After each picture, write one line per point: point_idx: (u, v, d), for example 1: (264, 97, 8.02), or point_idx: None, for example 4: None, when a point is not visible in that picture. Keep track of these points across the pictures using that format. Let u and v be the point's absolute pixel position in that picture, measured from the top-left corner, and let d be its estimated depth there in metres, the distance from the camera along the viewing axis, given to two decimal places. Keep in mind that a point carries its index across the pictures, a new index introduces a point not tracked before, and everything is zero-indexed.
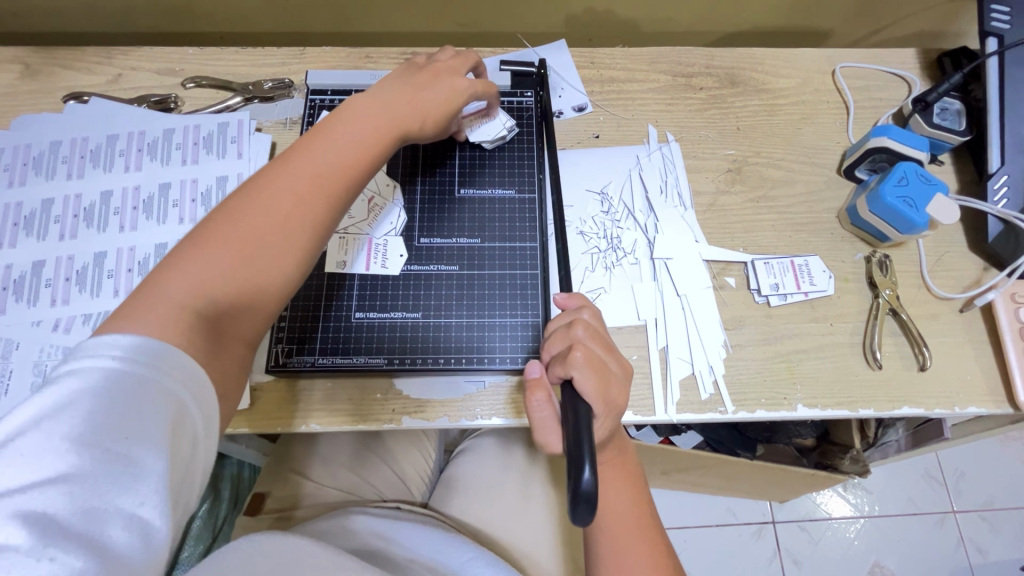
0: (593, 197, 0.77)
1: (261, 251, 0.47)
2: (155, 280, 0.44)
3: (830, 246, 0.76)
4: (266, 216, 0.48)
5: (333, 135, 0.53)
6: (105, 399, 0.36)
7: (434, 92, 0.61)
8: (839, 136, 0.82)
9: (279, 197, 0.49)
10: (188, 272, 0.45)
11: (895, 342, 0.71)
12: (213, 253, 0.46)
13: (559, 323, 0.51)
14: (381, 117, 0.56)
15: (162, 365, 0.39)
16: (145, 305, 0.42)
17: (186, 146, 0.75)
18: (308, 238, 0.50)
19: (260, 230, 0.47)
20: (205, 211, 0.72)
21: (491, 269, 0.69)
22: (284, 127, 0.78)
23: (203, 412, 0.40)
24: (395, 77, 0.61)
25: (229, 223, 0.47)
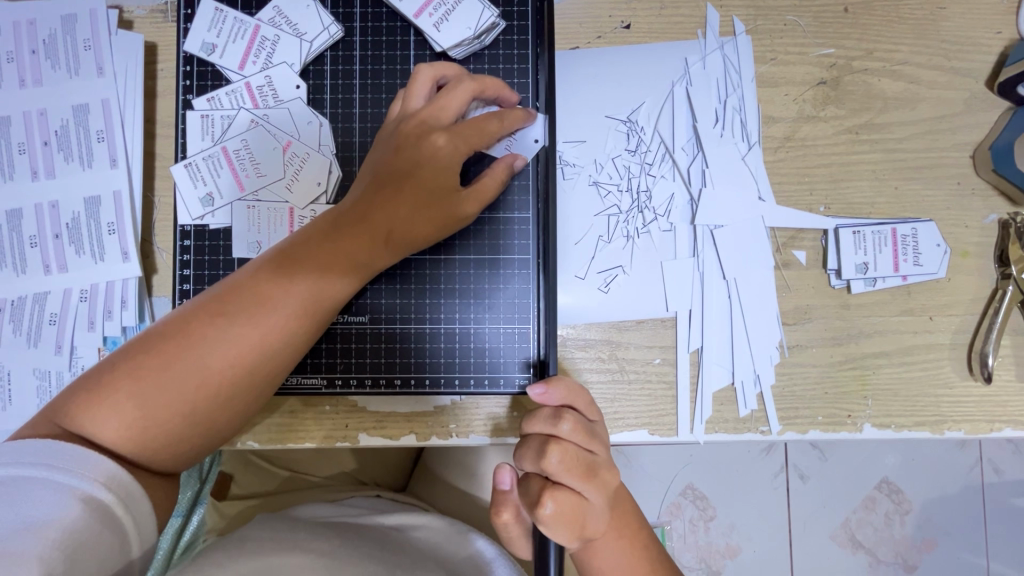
0: (616, 128, 0.54)
1: (190, 372, 0.40)
2: (129, 370, 0.40)
3: (950, 204, 0.53)
4: (204, 349, 0.41)
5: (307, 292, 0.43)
6: (10, 488, 0.34)
7: (429, 192, 0.44)
8: (1003, 20, 0.53)
9: (215, 356, 0.41)
10: (161, 374, 0.40)
11: (1014, 344, 0.53)
12: (137, 392, 0.39)
13: (530, 442, 0.36)
14: (365, 224, 0.44)
15: (70, 465, 0.36)
16: (121, 396, 0.39)
17: (20, 56, 0.52)
18: (253, 354, 0.42)
19: (192, 379, 0.40)
20: (66, 160, 0.51)
21: (463, 255, 0.51)
22: (161, 20, 0.53)
23: (124, 497, 0.37)
24: (389, 154, 0.45)
25: (164, 354, 0.40)
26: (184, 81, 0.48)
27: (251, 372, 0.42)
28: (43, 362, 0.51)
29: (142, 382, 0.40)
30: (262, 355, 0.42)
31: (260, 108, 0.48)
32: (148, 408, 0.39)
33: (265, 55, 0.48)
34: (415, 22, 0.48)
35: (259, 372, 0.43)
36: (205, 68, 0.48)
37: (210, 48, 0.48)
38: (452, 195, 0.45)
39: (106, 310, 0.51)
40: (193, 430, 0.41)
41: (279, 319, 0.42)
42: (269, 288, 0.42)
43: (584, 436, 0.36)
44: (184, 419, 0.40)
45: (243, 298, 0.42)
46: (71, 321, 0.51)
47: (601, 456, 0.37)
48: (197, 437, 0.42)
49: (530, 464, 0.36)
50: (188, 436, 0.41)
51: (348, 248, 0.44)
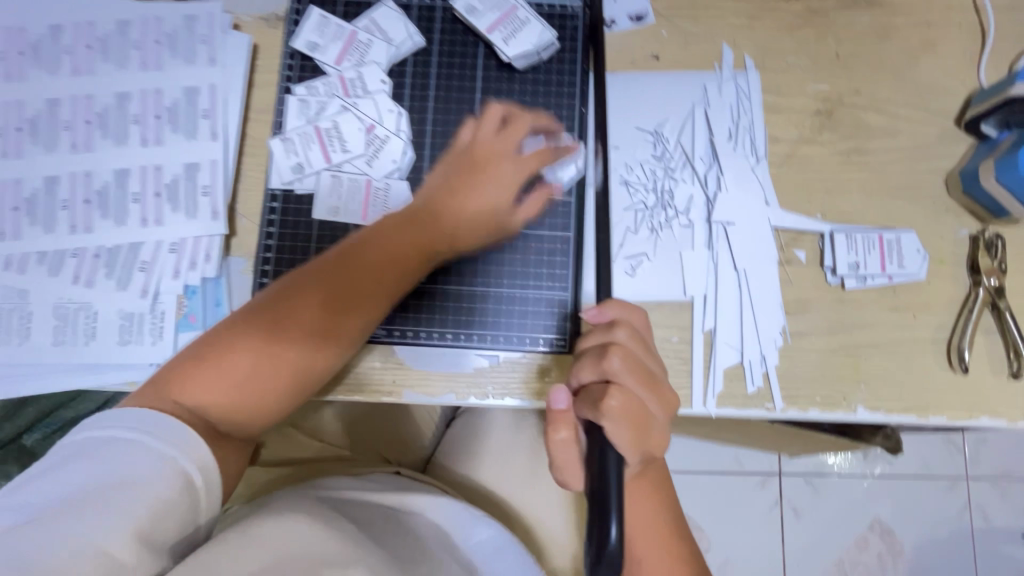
0: (644, 138, 0.63)
1: (271, 357, 0.47)
2: (216, 351, 0.47)
3: (928, 218, 0.62)
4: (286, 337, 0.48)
5: (371, 288, 0.50)
6: (117, 447, 0.40)
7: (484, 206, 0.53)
8: (967, 73, 0.64)
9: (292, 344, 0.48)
10: (243, 352, 0.47)
11: (987, 342, 0.60)
12: (225, 370, 0.47)
13: (591, 347, 0.38)
14: (425, 233, 0.52)
15: (162, 436, 0.42)
16: (211, 368, 0.46)
17: (145, 45, 0.61)
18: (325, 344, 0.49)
19: (270, 363, 0.47)
20: (173, 131, 0.59)
21: (512, 230, 0.58)
22: (266, 25, 0.62)
23: (203, 469, 0.43)
24: (454, 174, 0.53)
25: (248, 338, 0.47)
26: (288, 72, 0.57)
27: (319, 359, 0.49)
28: (128, 305, 0.57)
29: (228, 357, 0.47)
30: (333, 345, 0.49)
31: (349, 96, 0.56)
32: (231, 381, 0.47)
33: (359, 55, 0.57)
34: (488, 36, 0.57)
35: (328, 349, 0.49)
36: (307, 62, 0.58)
37: (313, 47, 0.57)
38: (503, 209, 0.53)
39: (190, 262, 0.57)
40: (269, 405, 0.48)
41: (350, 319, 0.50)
42: (339, 282, 0.49)
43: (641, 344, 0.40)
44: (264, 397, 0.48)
45: (317, 286, 0.49)
46: (158, 269, 0.57)
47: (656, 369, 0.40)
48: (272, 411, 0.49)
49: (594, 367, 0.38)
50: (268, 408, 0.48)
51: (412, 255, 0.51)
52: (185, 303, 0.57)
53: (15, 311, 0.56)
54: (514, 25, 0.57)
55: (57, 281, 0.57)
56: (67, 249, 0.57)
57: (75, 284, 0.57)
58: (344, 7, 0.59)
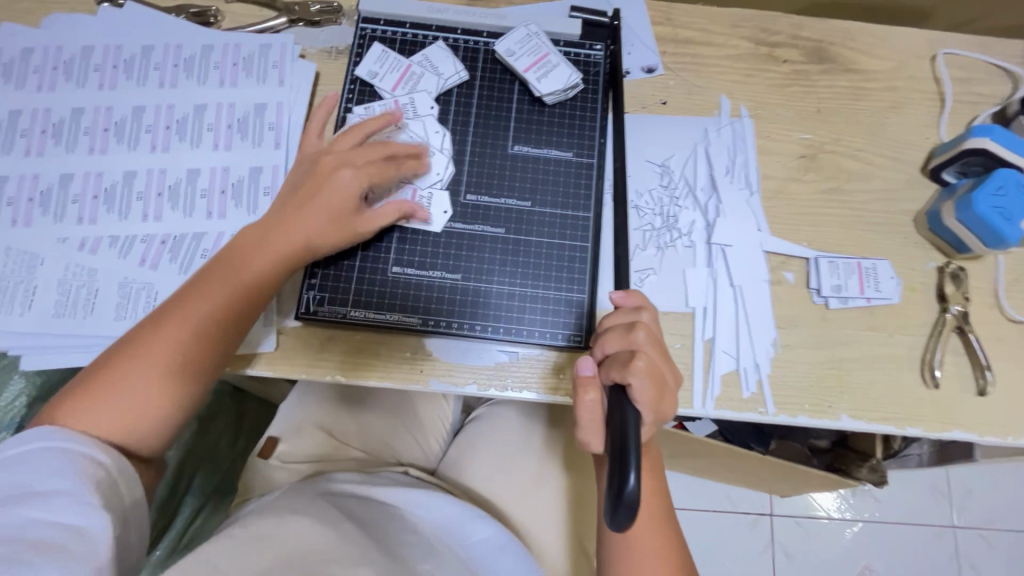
0: (653, 170, 0.72)
1: (142, 352, 0.53)
2: (96, 371, 0.53)
3: (900, 251, 0.70)
4: (163, 344, 0.54)
5: (224, 299, 0.56)
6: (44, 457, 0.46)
7: (324, 220, 0.59)
8: (930, 131, 0.75)
9: (161, 346, 0.54)
10: (112, 386, 0.52)
11: (956, 362, 0.67)
12: (110, 396, 0.52)
13: (619, 322, 0.45)
14: (271, 248, 0.58)
15: (70, 444, 0.48)
16: (93, 399, 0.52)
17: (224, 66, 0.70)
18: (190, 333, 0.54)
19: (139, 368, 0.53)
20: (241, 139, 0.67)
21: (538, 237, 0.65)
22: (329, 57, 0.72)
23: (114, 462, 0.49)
24: (291, 196, 0.60)
25: (125, 359, 0.53)
26: (349, 95, 0.66)
27: (229, 319, 0.56)
28: None
29: (98, 399, 0.52)
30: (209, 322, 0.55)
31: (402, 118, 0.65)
32: (118, 410, 0.52)
33: (412, 85, 0.66)
34: (523, 75, 0.67)
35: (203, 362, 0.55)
36: (366, 88, 0.67)
37: (373, 75, 0.66)
38: (349, 220, 0.59)
39: None
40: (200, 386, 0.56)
41: (202, 312, 0.55)
42: (188, 310, 0.55)
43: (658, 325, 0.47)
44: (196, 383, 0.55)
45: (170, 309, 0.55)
46: None
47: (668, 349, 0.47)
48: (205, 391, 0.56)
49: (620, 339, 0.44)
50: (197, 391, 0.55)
51: (251, 277, 0.57)
52: None
53: (84, 287, 0.62)
54: (547, 67, 0.67)
55: (125, 262, 0.63)
56: (137, 235, 0.64)
57: (141, 266, 0.63)
58: (401, 44, 0.69)
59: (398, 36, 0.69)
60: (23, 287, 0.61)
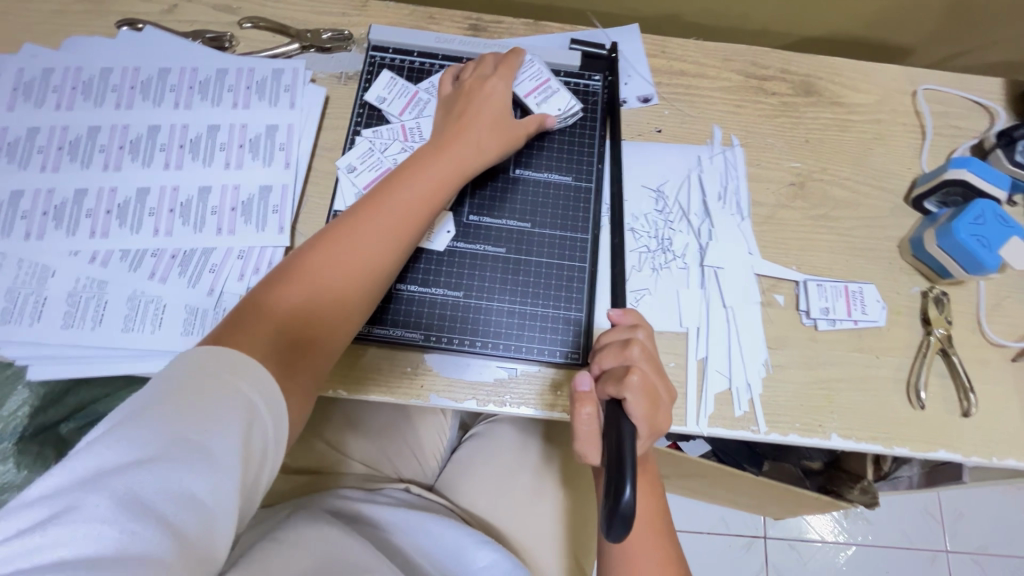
0: (648, 194, 0.75)
1: (335, 283, 0.54)
2: (304, 276, 0.54)
3: (885, 275, 0.73)
4: (342, 257, 0.55)
5: (337, 240, 0.56)
6: (214, 408, 0.42)
7: (487, 126, 0.64)
8: (912, 161, 0.79)
9: (348, 257, 0.55)
10: (301, 294, 0.53)
11: (941, 384, 0.69)
12: (294, 295, 0.53)
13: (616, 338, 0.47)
14: (438, 174, 0.60)
15: (222, 373, 0.44)
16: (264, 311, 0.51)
17: (238, 89, 0.73)
18: (384, 259, 0.57)
19: (342, 261, 0.55)
20: (252, 159, 0.70)
21: (538, 256, 0.67)
22: (339, 81, 0.75)
23: (270, 406, 0.45)
24: (453, 114, 0.65)
25: (303, 274, 0.54)
26: (358, 119, 0.69)
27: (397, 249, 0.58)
28: (194, 300, 0.64)
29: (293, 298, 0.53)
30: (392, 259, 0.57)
31: (409, 142, 0.68)
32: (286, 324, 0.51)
33: (419, 110, 0.69)
34: (525, 100, 0.70)
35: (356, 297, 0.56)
36: (374, 112, 0.70)
37: (381, 100, 0.69)
38: (507, 125, 0.65)
39: (255, 268, 0.66)
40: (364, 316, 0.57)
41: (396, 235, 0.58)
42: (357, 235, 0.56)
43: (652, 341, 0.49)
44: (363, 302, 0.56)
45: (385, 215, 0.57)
46: (226, 272, 0.65)
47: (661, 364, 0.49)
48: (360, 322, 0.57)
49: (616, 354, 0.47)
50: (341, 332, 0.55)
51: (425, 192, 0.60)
52: None
53: (93, 298, 0.63)
54: (546, 92, 0.70)
55: (135, 276, 0.64)
56: (148, 249, 0.65)
57: (150, 279, 0.64)
58: (408, 72, 0.72)
59: (405, 64, 0.72)
60: (33, 299, 0.63)
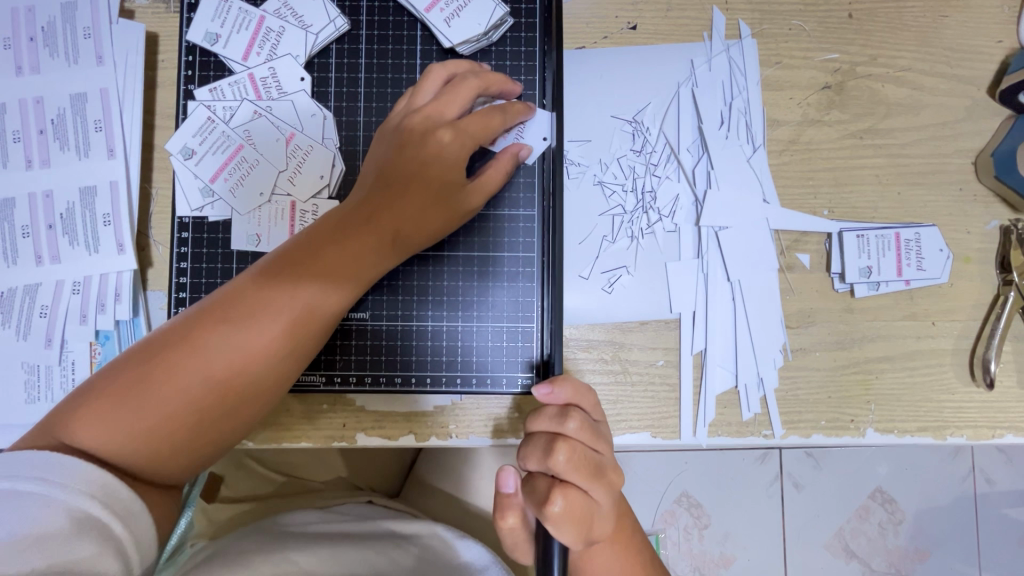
0: (621, 128, 0.54)
1: (187, 386, 0.39)
2: (143, 371, 0.39)
3: (953, 210, 0.53)
4: (199, 357, 0.40)
5: (209, 326, 0.40)
6: (29, 509, 0.33)
7: (421, 195, 0.44)
8: (1004, 30, 0.54)
9: (204, 354, 0.40)
10: (170, 381, 0.39)
11: (1016, 350, 0.53)
12: (130, 398, 0.38)
13: (538, 443, 0.35)
14: (353, 236, 0.43)
15: (50, 478, 0.34)
16: (116, 408, 0.38)
17: (18, 43, 0.51)
18: (263, 358, 0.41)
19: (201, 359, 0.40)
20: (62, 148, 0.50)
21: (466, 250, 0.50)
22: (162, 11, 0.52)
23: (110, 504, 0.36)
24: (391, 146, 0.45)
25: (149, 370, 0.39)
26: (186, 72, 0.48)
27: (288, 343, 0.42)
28: (32, 356, 0.49)
29: (155, 385, 0.39)
30: (275, 357, 0.42)
31: (264, 100, 0.47)
32: (150, 426, 0.38)
33: (270, 47, 0.47)
34: (426, 16, 0.47)
35: (254, 368, 0.41)
36: (208, 58, 0.47)
37: (213, 39, 0.47)
38: (451, 193, 0.45)
39: (99, 303, 0.50)
40: (232, 435, 0.42)
41: (278, 323, 0.41)
42: (261, 292, 0.41)
43: (590, 435, 0.36)
44: (233, 415, 0.41)
45: (273, 373, 0.42)
46: (62, 314, 0.50)
47: (607, 457, 0.37)
48: (224, 440, 0.42)
49: (538, 463, 0.35)
50: (203, 448, 0.41)
51: (330, 259, 0.43)
52: (99, 351, 0.50)
53: None
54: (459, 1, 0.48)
55: None
56: None
57: None
58: None
59: None
60: None
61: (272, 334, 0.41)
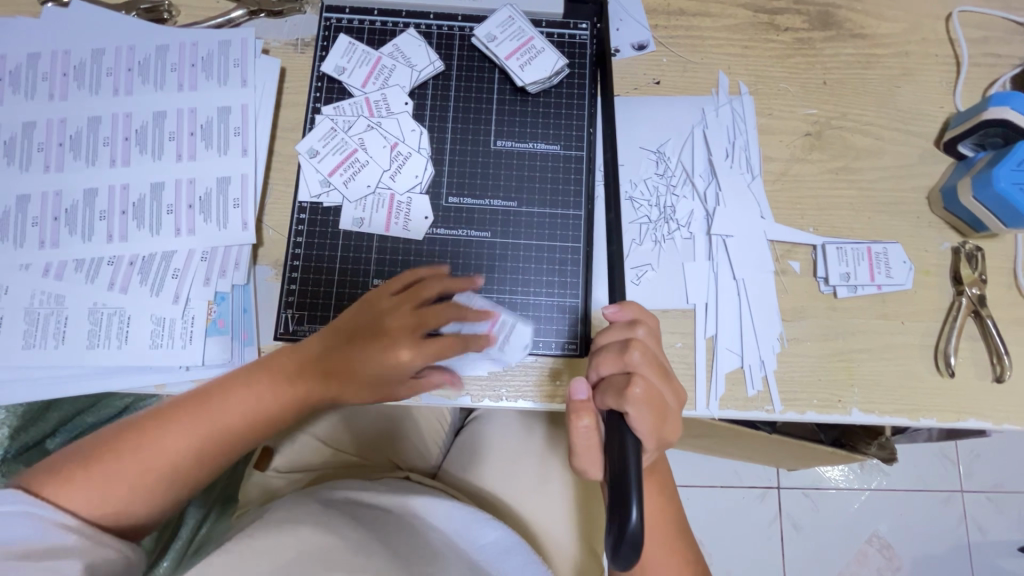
0: (647, 156, 0.67)
1: (173, 470, 0.51)
2: (139, 457, 0.51)
3: (913, 232, 0.66)
4: (184, 453, 0.52)
5: (193, 428, 0.52)
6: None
7: (372, 381, 0.51)
8: (944, 99, 0.70)
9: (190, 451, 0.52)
10: (158, 464, 0.51)
11: (972, 348, 0.64)
12: (121, 474, 0.50)
13: (615, 342, 0.44)
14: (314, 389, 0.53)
15: None
16: (107, 482, 0.50)
17: (181, 68, 0.65)
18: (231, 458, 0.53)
19: (186, 456, 0.52)
20: (206, 148, 0.63)
21: (526, 240, 0.61)
22: (294, 50, 0.67)
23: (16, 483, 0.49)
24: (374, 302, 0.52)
25: (150, 453, 0.51)
26: (317, 93, 0.62)
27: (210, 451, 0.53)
28: (160, 309, 0.59)
29: (127, 467, 0.50)
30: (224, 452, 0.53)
31: (375, 117, 0.61)
32: (124, 491, 0.50)
33: (383, 79, 0.62)
34: (505, 62, 0.62)
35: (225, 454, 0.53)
36: (334, 85, 0.62)
37: (340, 71, 0.62)
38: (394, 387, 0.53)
39: (221, 270, 0.60)
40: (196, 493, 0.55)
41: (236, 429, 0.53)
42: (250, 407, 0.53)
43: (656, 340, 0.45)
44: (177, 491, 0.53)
45: (211, 466, 0.53)
46: (190, 277, 0.60)
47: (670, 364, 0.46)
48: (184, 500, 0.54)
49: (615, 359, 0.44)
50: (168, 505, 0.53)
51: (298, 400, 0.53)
52: (215, 309, 0.60)
53: (52, 315, 0.59)
54: (531, 53, 0.62)
55: (92, 287, 0.59)
56: (103, 257, 0.60)
57: (110, 290, 0.59)
58: (369, 35, 0.64)
59: (365, 25, 0.64)
60: None
61: (205, 440, 0.52)
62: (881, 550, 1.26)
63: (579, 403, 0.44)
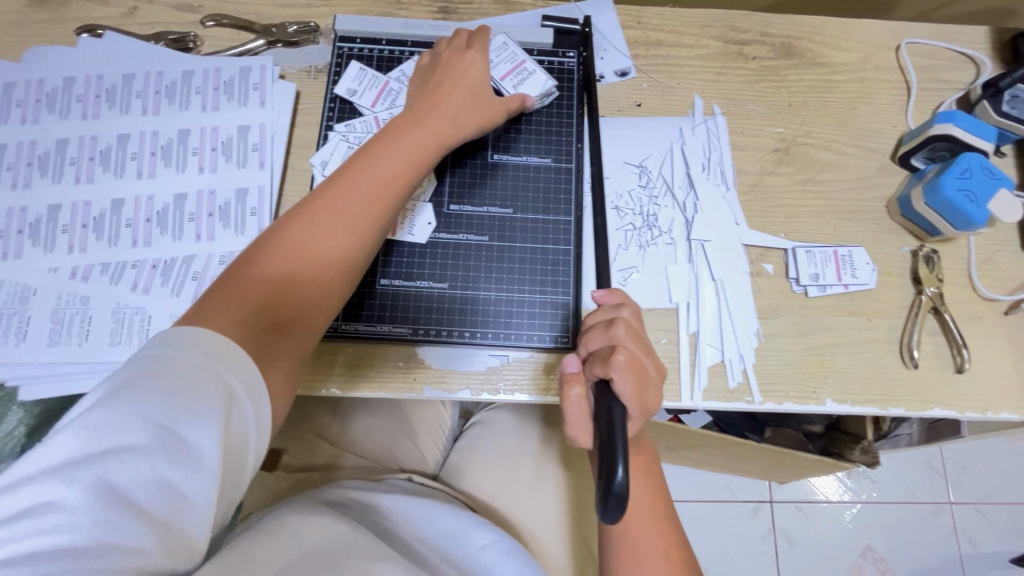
0: (630, 170, 0.74)
1: (308, 246, 0.52)
2: (274, 244, 0.52)
3: (875, 237, 0.72)
4: (298, 250, 0.52)
5: (301, 241, 0.53)
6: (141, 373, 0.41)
7: (466, 100, 0.62)
8: (897, 119, 0.77)
9: (318, 228, 0.53)
10: (288, 259, 0.52)
11: (934, 342, 0.69)
12: (266, 255, 0.52)
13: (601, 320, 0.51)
14: (415, 144, 0.58)
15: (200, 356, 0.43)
16: (242, 280, 0.50)
17: (205, 90, 0.71)
18: (355, 226, 0.54)
19: (316, 234, 0.53)
20: (226, 162, 0.69)
21: (522, 244, 0.66)
22: (308, 76, 0.73)
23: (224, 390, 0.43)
24: (431, 85, 0.63)
25: (291, 228, 0.53)
26: (330, 113, 0.69)
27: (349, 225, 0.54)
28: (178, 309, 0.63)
29: (240, 289, 0.49)
30: (340, 225, 0.54)
31: None
32: (240, 288, 0.49)
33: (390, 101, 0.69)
34: (501, 83, 0.69)
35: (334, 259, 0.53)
36: (346, 106, 0.69)
37: (352, 93, 0.69)
38: (483, 98, 0.63)
39: None
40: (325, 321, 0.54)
41: (346, 234, 0.54)
42: (341, 204, 0.54)
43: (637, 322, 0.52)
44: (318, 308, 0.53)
45: (337, 254, 0.54)
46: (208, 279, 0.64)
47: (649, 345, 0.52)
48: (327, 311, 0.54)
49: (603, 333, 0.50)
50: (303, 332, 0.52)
51: (396, 152, 0.57)
52: None
53: (77, 315, 0.62)
54: (522, 73, 0.70)
55: (116, 289, 0.63)
56: (128, 261, 0.65)
57: (133, 291, 0.63)
58: (377, 61, 0.71)
59: (374, 53, 0.71)
60: (16, 318, 0.62)
61: (332, 237, 0.54)
62: (875, 563, 1.28)
63: (570, 375, 0.50)
